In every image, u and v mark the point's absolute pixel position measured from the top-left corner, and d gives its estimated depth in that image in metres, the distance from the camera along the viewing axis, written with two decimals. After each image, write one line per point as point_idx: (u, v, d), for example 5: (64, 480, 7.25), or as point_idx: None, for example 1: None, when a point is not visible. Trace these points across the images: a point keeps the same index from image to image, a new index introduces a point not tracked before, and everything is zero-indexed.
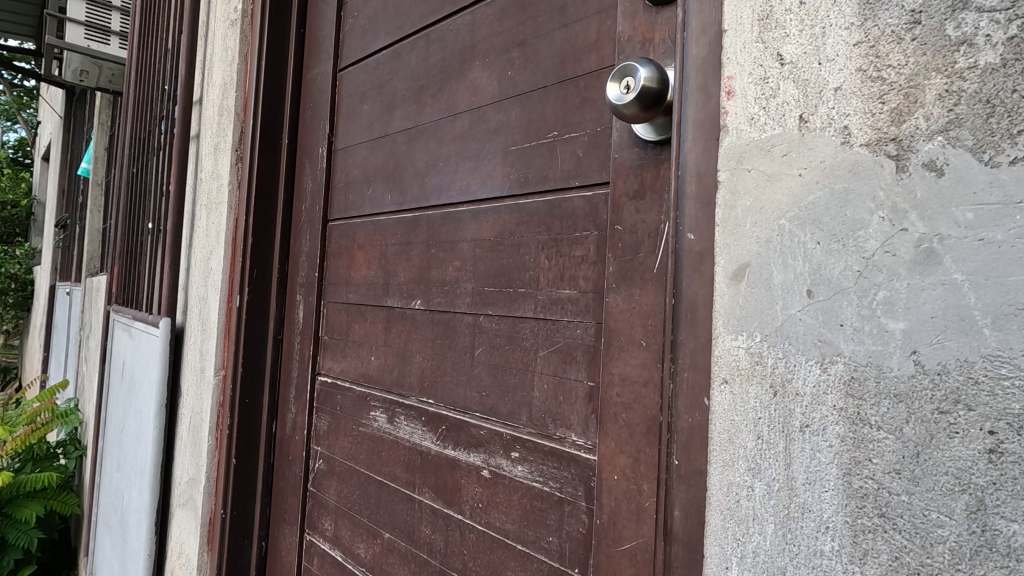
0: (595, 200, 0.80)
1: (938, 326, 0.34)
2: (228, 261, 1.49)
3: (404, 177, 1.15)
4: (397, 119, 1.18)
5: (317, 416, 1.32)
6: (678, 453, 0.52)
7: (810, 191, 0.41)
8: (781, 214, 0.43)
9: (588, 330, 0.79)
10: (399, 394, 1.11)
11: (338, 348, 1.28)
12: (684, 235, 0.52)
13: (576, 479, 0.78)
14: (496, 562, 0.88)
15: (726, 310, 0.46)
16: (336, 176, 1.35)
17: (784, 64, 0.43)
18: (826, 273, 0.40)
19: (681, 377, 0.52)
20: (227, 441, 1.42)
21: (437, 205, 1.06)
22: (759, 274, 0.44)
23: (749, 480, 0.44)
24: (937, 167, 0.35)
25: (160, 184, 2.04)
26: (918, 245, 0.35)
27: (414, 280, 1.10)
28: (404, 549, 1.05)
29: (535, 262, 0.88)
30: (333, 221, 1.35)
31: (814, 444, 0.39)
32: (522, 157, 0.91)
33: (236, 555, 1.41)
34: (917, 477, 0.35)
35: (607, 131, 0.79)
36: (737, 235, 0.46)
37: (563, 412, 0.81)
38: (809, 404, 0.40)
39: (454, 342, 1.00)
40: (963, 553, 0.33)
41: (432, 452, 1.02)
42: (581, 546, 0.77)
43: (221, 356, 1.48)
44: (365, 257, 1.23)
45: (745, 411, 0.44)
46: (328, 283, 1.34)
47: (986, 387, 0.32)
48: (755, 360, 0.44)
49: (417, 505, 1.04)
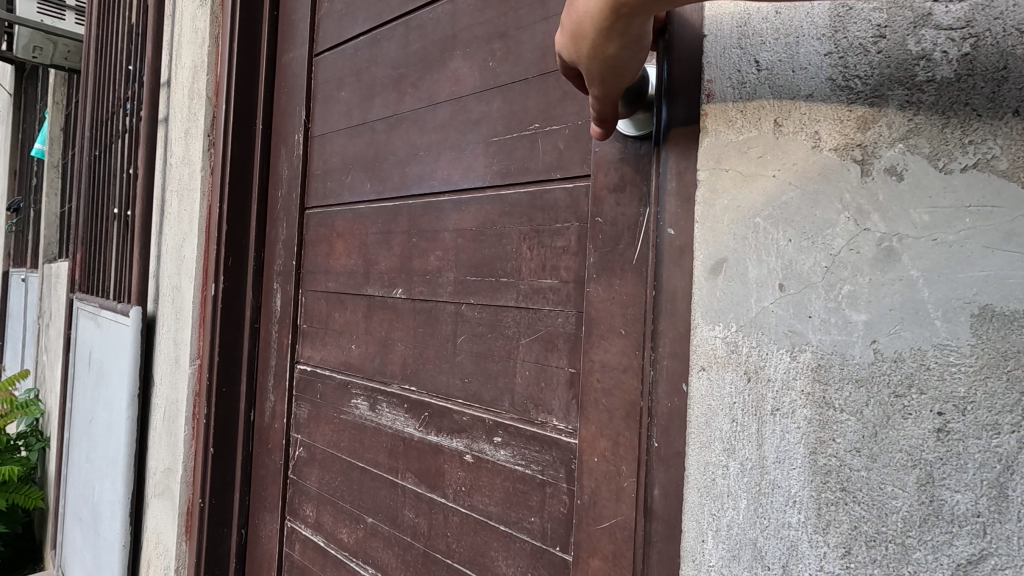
0: (576, 192, 0.82)
1: (895, 318, 0.38)
2: (202, 249, 1.47)
3: (384, 166, 1.14)
4: (377, 107, 1.18)
5: (296, 405, 1.33)
6: (658, 436, 0.55)
7: (781, 191, 0.44)
8: (756, 212, 0.45)
9: (570, 318, 0.82)
10: (381, 381, 1.12)
11: (317, 336, 1.28)
12: (665, 230, 0.55)
13: (558, 462, 0.82)
14: (479, 543, 0.91)
15: (704, 302, 0.49)
16: (314, 164, 1.34)
17: (760, 70, 0.46)
18: (796, 268, 0.43)
19: (662, 365, 0.55)
20: (204, 430, 1.42)
21: (419, 195, 1.07)
22: (735, 269, 0.47)
23: (724, 459, 0.47)
24: (897, 172, 0.38)
25: (126, 166, 1.98)
26: (879, 244, 0.39)
27: (395, 269, 1.11)
28: (388, 532, 1.07)
29: (516, 253, 0.90)
30: (311, 209, 1.34)
31: (783, 426, 0.43)
32: (503, 149, 0.92)
33: (216, 543, 1.41)
34: (875, 454, 0.38)
35: (588, 125, 0.81)
36: (715, 232, 0.48)
37: (545, 398, 0.84)
38: (778, 388, 0.43)
39: (436, 330, 1.02)
40: (913, 520, 0.36)
41: (414, 438, 1.04)
42: (563, 525, 0.80)
43: (196, 344, 1.46)
44: (345, 245, 1.23)
45: (722, 396, 0.47)
46: (306, 272, 1.33)
47: (936, 372, 0.36)
48: (731, 348, 0.47)
49: (400, 490, 1.06)
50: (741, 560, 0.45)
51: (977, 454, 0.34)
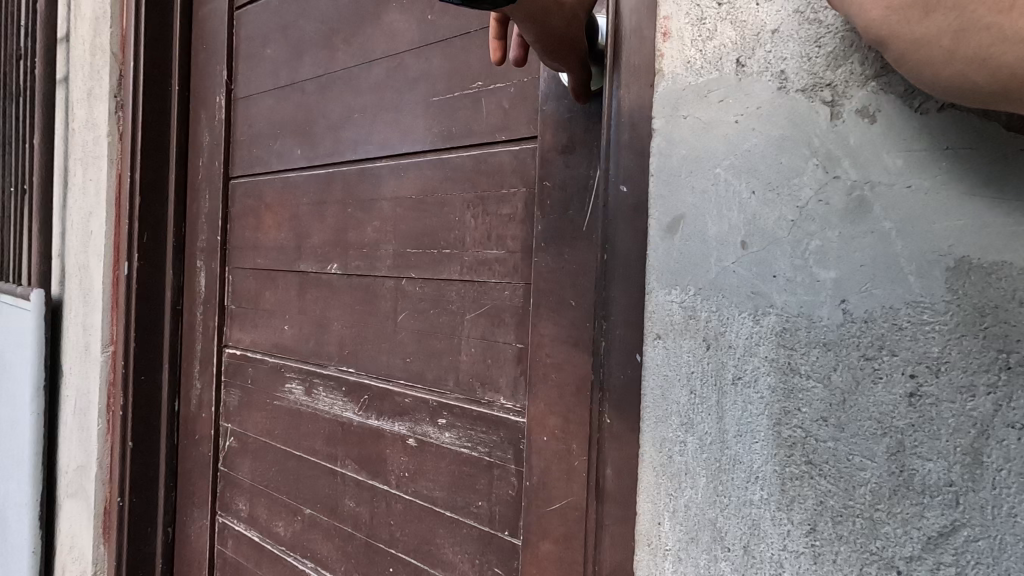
0: (523, 156, 0.76)
1: (868, 274, 0.35)
2: (112, 223, 1.32)
3: (315, 131, 1.05)
4: (306, 66, 1.07)
5: (225, 392, 1.22)
6: (610, 411, 0.51)
7: (743, 139, 0.40)
8: (716, 163, 0.42)
9: (517, 291, 0.77)
10: (317, 364, 1.04)
11: (247, 317, 1.18)
12: (616, 187, 0.50)
13: (506, 442, 0.77)
14: (425, 531, 0.86)
15: (660, 264, 0.45)
16: (238, 130, 1.22)
17: (720, 4, 0.42)
18: (760, 224, 0.39)
19: (615, 334, 0.50)
20: (121, 423, 1.29)
21: (354, 161, 0.98)
22: (694, 227, 0.43)
23: (681, 434, 0.44)
24: (870, 114, 0.35)
25: (21, 133, 1.76)
26: (849, 194, 0.36)
27: (330, 243, 1.02)
28: (327, 524, 1.00)
29: (459, 222, 0.83)
30: (236, 179, 1.22)
31: (745, 397, 0.40)
32: (445, 109, 0.85)
33: (139, 544, 1.30)
34: (842, 423, 0.36)
35: (535, 83, 0.75)
36: (674, 187, 0.44)
37: (491, 376, 0.79)
38: (740, 354, 0.40)
39: (375, 307, 0.95)
40: (882, 492, 0.34)
41: (353, 423, 0.97)
42: (512, 508, 0.76)
43: (110, 329, 1.32)
44: (274, 218, 1.13)
45: (678, 365, 0.44)
46: (233, 248, 1.22)
47: (910, 332, 0.33)
48: (688, 313, 0.43)
49: (340, 479, 0.99)
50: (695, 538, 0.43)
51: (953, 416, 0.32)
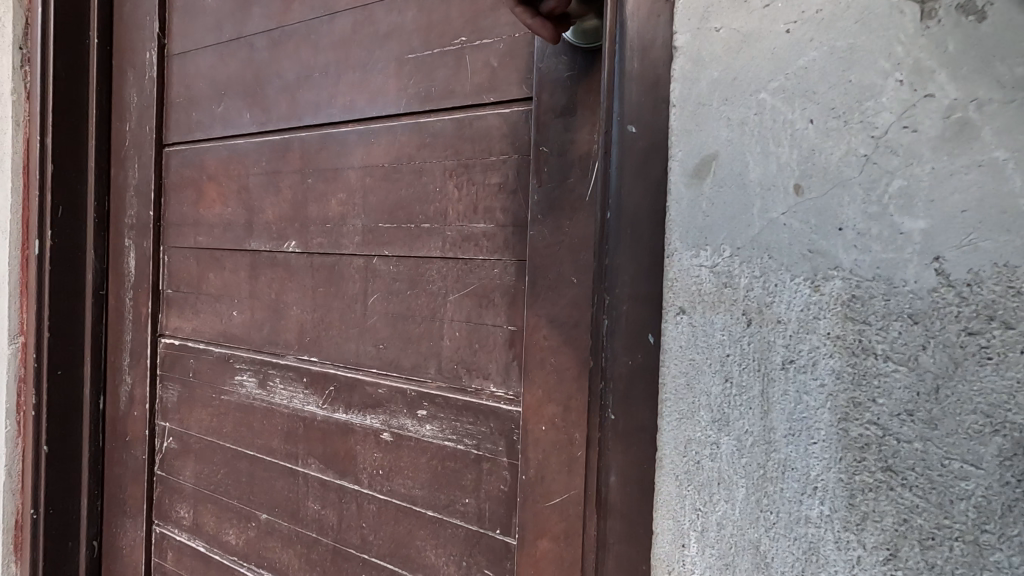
0: (513, 119, 0.69)
1: (972, 220, 0.36)
2: (17, 196, 1.14)
3: (267, 91, 0.93)
4: (255, 17, 0.95)
5: (162, 387, 1.09)
6: (615, 407, 0.52)
7: (804, 51, 0.41)
8: (761, 86, 0.43)
9: (508, 268, 0.70)
10: (273, 353, 0.93)
11: (187, 303, 1.05)
12: (625, 127, 0.50)
13: (496, 434, 0.71)
14: (402, 533, 0.79)
15: (682, 216, 0.46)
16: (173, 91, 1.08)
17: None
18: (819, 160, 0.40)
19: (620, 310, 0.51)
20: (33, 425, 1.12)
21: (314, 126, 0.88)
22: (727, 168, 0.44)
23: (718, 435, 0.45)
24: (973, 11, 0.36)
25: None
26: (946, 115, 0.36)
27: (286, 218, 0.91)
28: (287, 529, 0.91)
29: (440, 193, 0.75)
30: (172, 146, 1.08)
31: (801, 386, 0.41)
32: (421, 67, 0.77)
33: (58, 562, 1.14)
34: (930, 420, 0.37)
35: (528, 38, 0.68)
36: (701, 121, 0.45)
37: (479, 361, 0.72)
38: (793, 334, 0.41)
39: (341, 289, 0.85)
40: (988, 504, 0.36)
41: (317, 417, 0.87)
42: (503, 505, 0.70)
43: (17, 318, 1.14)
44: (218, 190, 1.01)
45: (708, 348, 0.45)
46: (169, 225, 1.08)
47: (1011, 308, 0.35)
48: (724, 280, 0.44)
49: (301, 479, 0.89)
50: (742, 537, 0.45)
51: (1021, 415, 0.35)
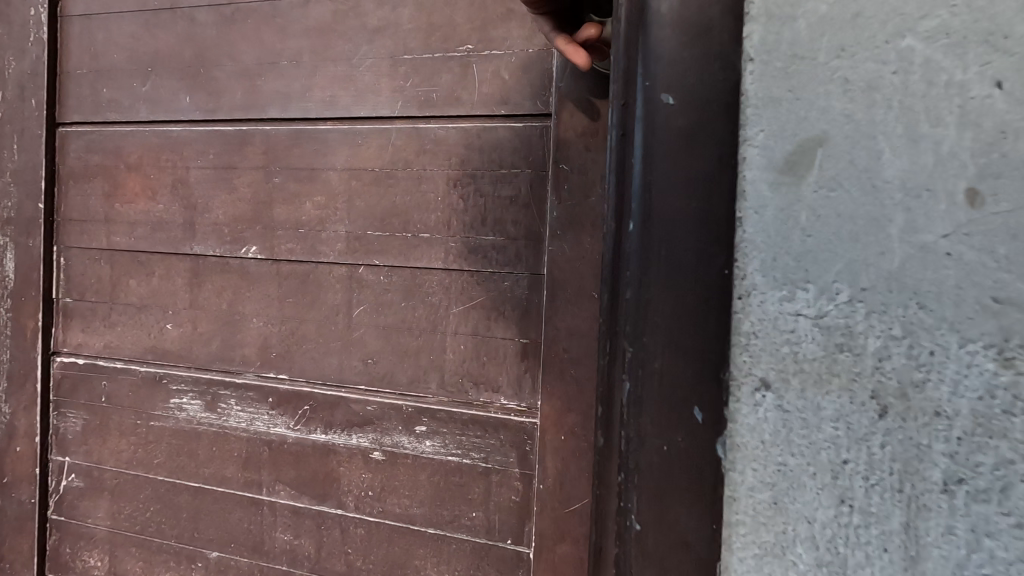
0: (527, 133, 0.70)
1: None
2: None
3: (215, 74, 0.82)
4: None
5: (59, 415, 0.91)
6: (640, 502, 0.45)
7: (931, 11, 0.37)
8: (902, 31, 0.38)
9: (520, 281, 0.71)
10: (225, 371, 0.83)
11: (97, 314, 0.89)
12: (660, 98, 0.43)
13: (506, 445, 0.72)
14: (397, 554, 0.76)
15: (784, 207, 0.40)
16: (71, 59, 0.89)
17: None
18: (986, 129, 0.36)
19: (652, 367, 0.44)
20: None
21: (280, 119, 0.79)
22: (861, 139, 0.38)
23: (852, 555, 0.40)
24: None
25: None
26: None
27: (243, 220, 0.81)
28: (248, 565, 0.82)
29: (442, 202, 0.73)
30: (70, 126, 0.90)
31: (962, 497, 0.37)
32: (419, 69, 0.74)
33: None
34: None
35: (543, 54, 0.69)
36: (809, 83, 0.40)
37: (488, 374, 0.72)
38: (957, 433, 0.36)
39: (318, 300, 0.79)
40: None
41: (287, 440, 0.80)
42: (516, 515, 0.71)
43: None
44: (143, 183, 0.86)
45: (835, 437, 0.39)
46: (67, 221, 0.90)
47: None
48: (849, 326, 0.39)
49: (266, 509, 0.81)
50: None
51: None
